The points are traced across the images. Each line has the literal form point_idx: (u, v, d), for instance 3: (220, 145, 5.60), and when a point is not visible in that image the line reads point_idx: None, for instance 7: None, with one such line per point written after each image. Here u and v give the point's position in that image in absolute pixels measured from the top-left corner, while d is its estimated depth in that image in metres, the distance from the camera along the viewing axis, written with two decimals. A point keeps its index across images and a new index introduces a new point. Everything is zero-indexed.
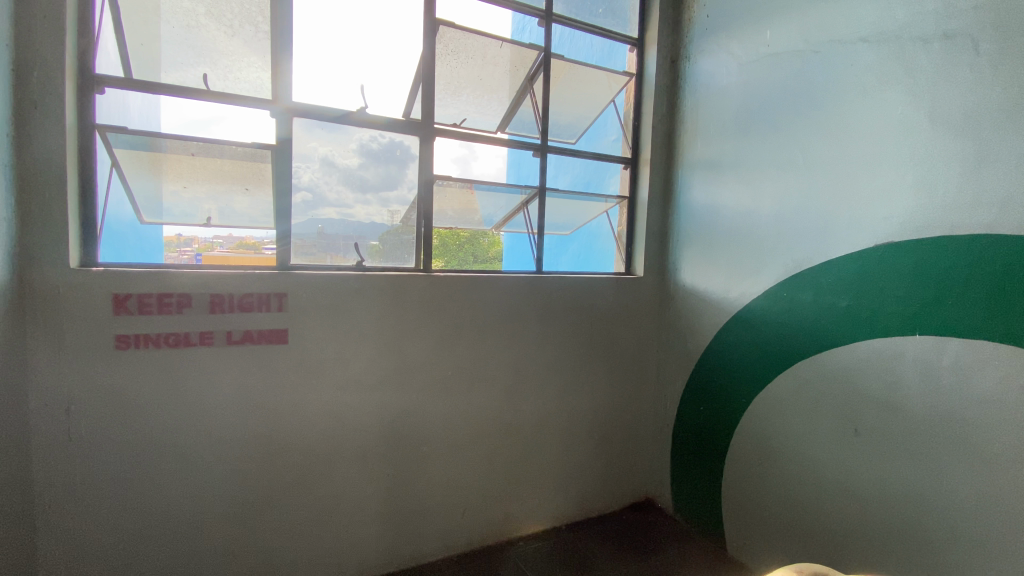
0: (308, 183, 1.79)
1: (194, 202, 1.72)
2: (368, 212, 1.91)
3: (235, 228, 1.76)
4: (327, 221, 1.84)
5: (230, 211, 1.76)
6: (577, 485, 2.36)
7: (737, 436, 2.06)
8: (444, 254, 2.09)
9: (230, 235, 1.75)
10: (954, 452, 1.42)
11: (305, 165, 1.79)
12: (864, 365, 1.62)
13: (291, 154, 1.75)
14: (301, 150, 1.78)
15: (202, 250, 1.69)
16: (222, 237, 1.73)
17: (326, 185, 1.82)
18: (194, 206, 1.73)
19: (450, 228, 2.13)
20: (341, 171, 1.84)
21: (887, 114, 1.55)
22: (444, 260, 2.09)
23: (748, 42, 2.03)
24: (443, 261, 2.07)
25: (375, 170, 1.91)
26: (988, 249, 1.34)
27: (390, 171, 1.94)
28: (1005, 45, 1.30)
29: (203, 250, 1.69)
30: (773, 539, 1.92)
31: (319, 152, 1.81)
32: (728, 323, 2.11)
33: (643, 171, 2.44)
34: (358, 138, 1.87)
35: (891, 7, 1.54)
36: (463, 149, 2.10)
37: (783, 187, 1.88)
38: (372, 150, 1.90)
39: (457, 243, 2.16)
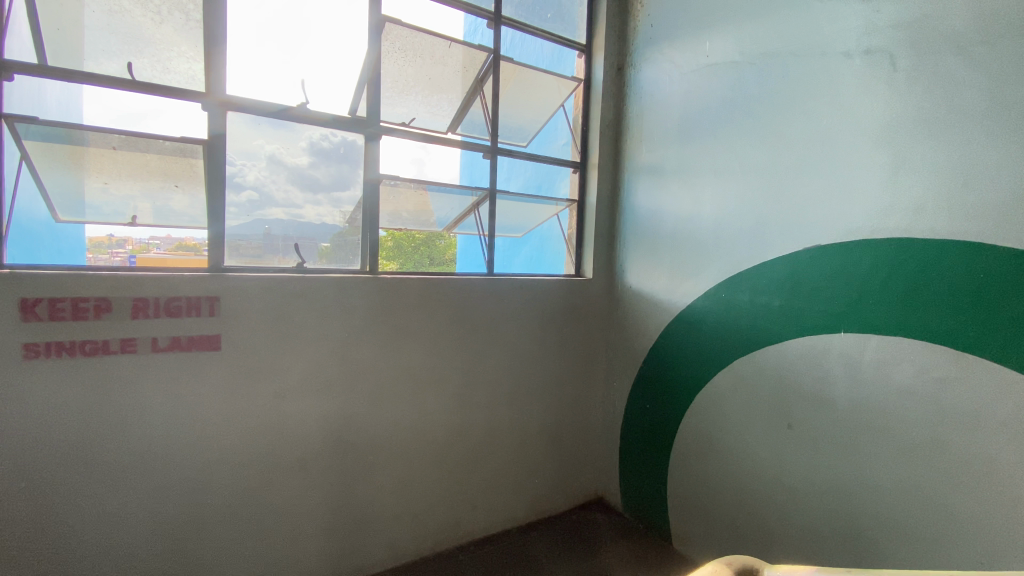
0: (253, 182, 1.71)
1: (125, 200, 1.60)
2: (318, 212, 1.84)
3: (173, 228, 1.64)
4: (274, 221, 1.76)
5: (166, 210, 1.64)
6: (528, 487, 2.36)
7: (681, 433, 2.13)
8: (395, 257, 2.08)
9: (167, 236, 1.64)
10: (877, 441, 1.51)
11: (249, 163, 1.71)
12: (796, 362, 1.71)
13: (234, 152, 1.69)
14: (247, 148, 1.71)
15: (136, 251, 1.59)
16: (158, 238, 1.62)
17: (272, 184, 1.75)
18: (125, 204, 1.60)
19: (404, 229, 2.12)
20: (290, 169, 1.77)
21: (814, 125, 1.65)
22: (399, 262, 2.07)
23: (689, 52, 2.10)
24: (394, 264, 2.05)
25: (326, 169, 1.86)
26: (904, 252, 1.44)
27: (341, 172, 1.89)
28: (916, 63, 1.41)
29: (138, 252, 1.59)
30: (716, 530, 1.99)
31: (265, 149, 1.74)
32: (672, 323, 2.17)
33: (592, 175, 2.48)
34: (307, 136, 1.81)
35: (817, 24, 1.64)
36: (420, 151, 2.08)
37: (721, 192, 1.96)
38: (322, 149, 1.85)
39: (413, 244, 2.15)
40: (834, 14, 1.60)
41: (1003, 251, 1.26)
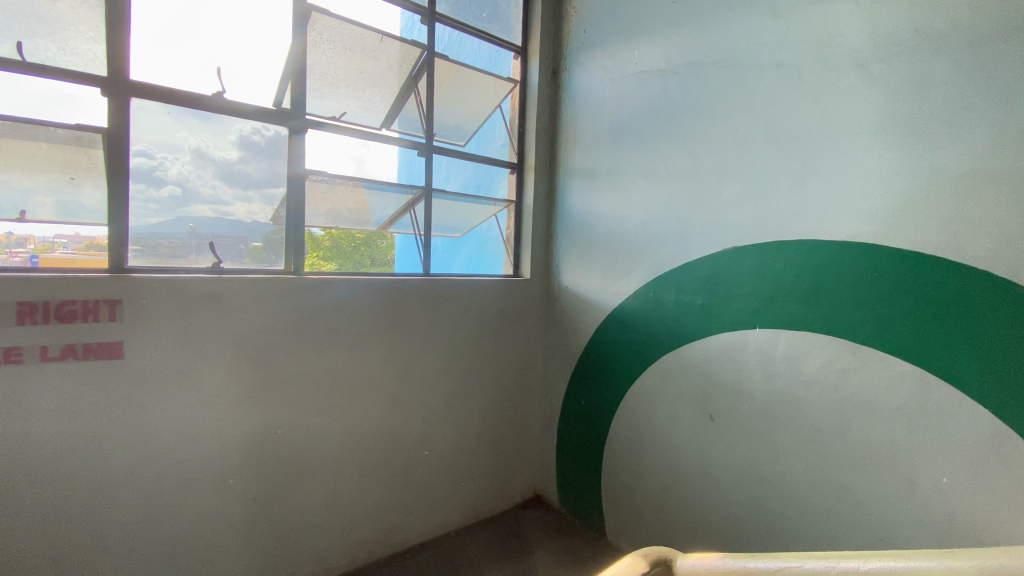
0: (176, 177, 1.60)
1: (25, 193, 1.43)
2: (249, 210, 1.76)
3: (82, 226, 1.49)
4: (200, 219, 1.66)
5: (76, 206, 1.49)
6: (466, 489, 2.34)
7: (614, 429, 2.18)
8: (335, 257, 2.06)
9: (76, 234, 1.49)
10: (788, 429, 1.62)
11: (172, 157, 1.60)
12: (717, 357, 1.80)
13: (153, 145, 1.57)
14: (168, 140, 1.60)
15: (39, 251, 1.44)
16: (65, 236, 1.47)
17: (198, 179, 1.64)
18: (24, 198, 1.43)
19: (343, 229, 2.10)
20: (218, 164, 1.68)
21: (733, 133, 1.74)
22: (337, 262, 2.06)
23: (619, 58, 2.16)
24: (334, 264, 2.04)
25: (257, 164, 1.78)
26: (810, 252, 1.55)
27: (272, 168, 1.81)
28: (820, 78, 1.53)
29: (41, 251, 1.44)
30: (647, 522, 2.06)
31: (190, 142, 1.63)
32: (605, 322, 2.22)
33: (528, 176, 2.49)
34: (237, 129, 1.72)
35: (735, 38, 1.74)
36: (359, 148, 2.03)
37: (649, 195, 2.03)
38: (254, 143, 1.77)
39: (352, 245, 2.15)
40: (750, 29, 1.70)
41: (893, 251, 1.39)
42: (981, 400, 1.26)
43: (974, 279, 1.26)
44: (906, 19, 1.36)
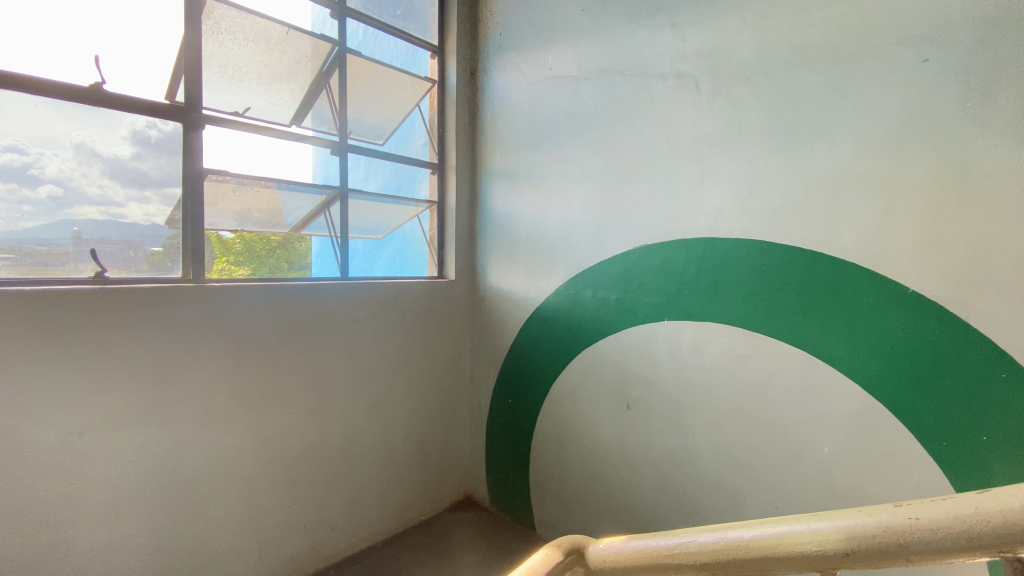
0: (56, 176, 1.46)
1: None
2: (145, 211, 1.61)
3: None
4: (86, 222, 1.51)
5: None
6: (394, 496, 2.29)
7: (540, 424, 2.23)
8: (248, 262, 1.91)
9: None
10: (696, 413, 1.75)
11: (50, 153, 1.45)
12: (632, 349, 1.90)
13: (28, 140, 1.42)
14: (46, 135, 1.44)
15: None
16: None
17: (82, 177, 1.50)
18: None
19: (256, 232, 1.96)
20: (106, 161, 1.54)
21: (640, 138, 1.84)
22: (251, 267, 1.92)
23: (534, 62, 2.21)
24: (246, 269, 1.89)
25: (154, 162, 1.63)
26: (710, 249, 1.68)
27: (169, 165, 1.66)
28: (714, 88, 1.66)
29: None
30: (574, 512, 2.12)
31: (72, 138, 1.48)
32: (529, 320, 2.26)
33: (450, 177, 2.47)
34: (129, 123, 1.58)
35: (639, 48, 1.84)
36: (262, 143, 1.90)
37: (566, 196, 2.09)
38: (148, 139, 1.62)
39: (266, 248, 2.00)
40: (653, 40, 1.80)
41: (779, 246, 1.54)
42: (853, 376, 1.43)
43: (845, 270, 1.43)
44: (785, 37, 1.51)
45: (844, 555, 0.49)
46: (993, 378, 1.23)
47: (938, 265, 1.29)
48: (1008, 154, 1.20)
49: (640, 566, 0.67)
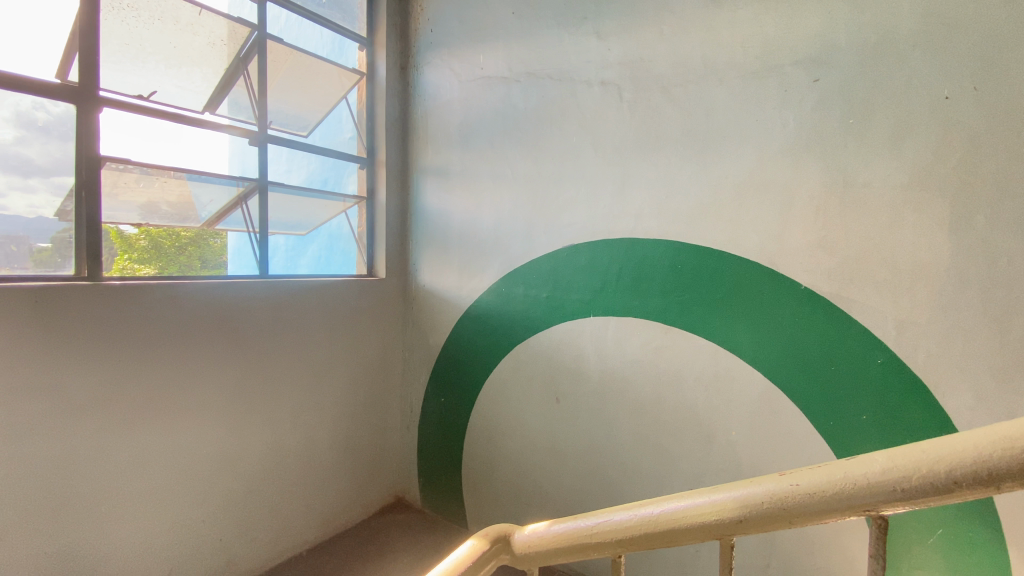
0: None
1: None
2: (29, 202, 1.45)
3: None
4: None
5: None
6: (321, 502, 2.21)
7: (473, 421, 2.24)
8: (152, 260, 1.75)
9: None
10: (620, 404, 1.83)
11: None
12: (560, 345, 1.96)
13: None
14: None
15: None
16: None
17: None
18: None
19: (164, 227, 1.80)
20: None
21: (568, 140, 1.91)
22: (158, 265, 1.76)
23: (465, 61, 2.21)
24: (149, 268, 1.74)
25: (40, 148, 1.47)
26: (633, 248, 1.77)
27: (61, 151, 1.51)
28: (634, 97, 1.75)
29: None
30: (505, 507, 2.15)
31: None
32: (461, 318, 2.26)
33: (379, 173, 2.42)
34: (9, 103, 1.41)
35: (567, 54, 1.90)
36: (170, 130, 1.76)
37: (497, 195, 2.12)
38: (33, 122, 1.46)
39: (177, 245, 1.83)
40: (579, 47, 1.87)
41: (693, 246, 1.65)
42: (757, 365, 1.57)
43: (750, 268, 1.56)
44: (698, 52, 1.62)
45: (737, 522, 0.55)
46: (870, 363, 1.40)
47: (826, 264, 1.45)
48: (882, 166, 1.36)
49: (561, 548, 0.70)
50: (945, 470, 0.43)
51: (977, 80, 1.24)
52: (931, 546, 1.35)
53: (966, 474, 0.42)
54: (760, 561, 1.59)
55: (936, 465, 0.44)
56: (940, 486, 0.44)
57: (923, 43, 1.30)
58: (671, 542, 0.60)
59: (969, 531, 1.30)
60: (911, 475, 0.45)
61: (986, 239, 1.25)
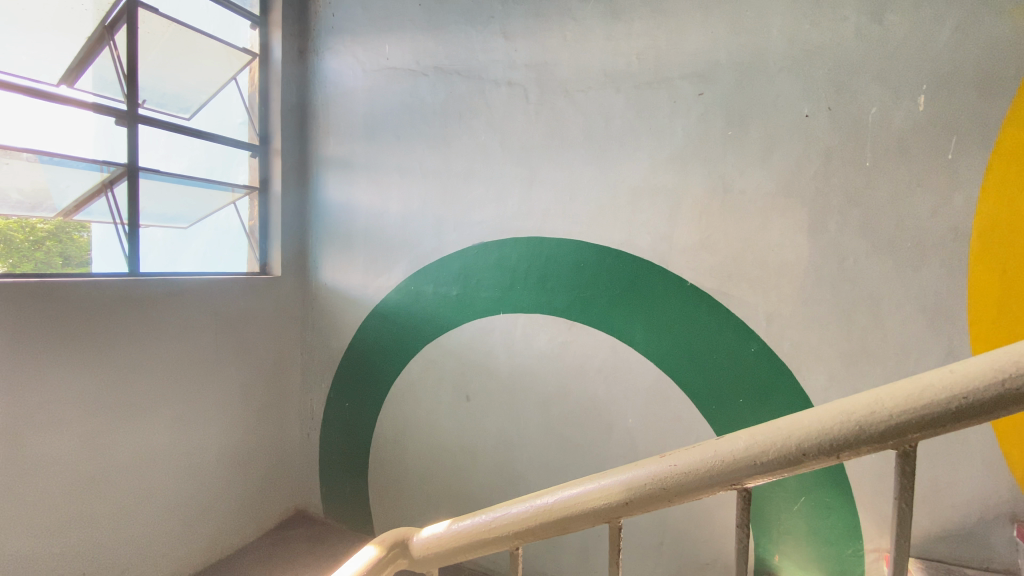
0: None
1: None
2: None
3: None
4: None
5: None
6: (209, 522, 2.01)
7: (380, 424, 2.17)
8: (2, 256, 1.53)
9: None
10: (529, 400, 1.87)
11: None
12: (470, 342, 1.95)
13: None
14: None
15: None
16: None
17: None
18: None
19: (10, 218, 1.58)
20: None
21: (476, 138, 1.90)
22: (6, 261, 1.53)
23: (370, 50, 2.12)
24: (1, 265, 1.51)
25: None
26: (541, 247, 1.81)
27: None
28: (540, 99, 1.79)
29: None
30: (414, 510, 2.11)
31: None
32: (367, 318, 2.17)
33: (275, 162, 2.24)
34: None
35: (475, 51, 1.89)
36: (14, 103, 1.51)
37: (406, 191, 2.06)
38: None
39: (30, 239, 1.62)
40: (486, 45, 1.87)
41: (594, 245, 1.73)
42: (651, 356, 1.67)
43: (644, 266, 1.66)
44: (598, 60, 1.69)
45: (624, 503, 0.58)
46: (745, 351, 1.55)
47: (709, 262, 1.58)
48: (755, 174, 1.51)
49: (460, 546, 0.69)
50: (795, 444, 0.49)
51: (831, 102, 1.42)
52: (796, 513, 1.52)
53: (811, 445, 0.48)
54: (655, 539, 1.70)
55: (788, 439, 0.49)
56: (792, 458, 0.49)
57: (789, 68, 1.46)
58: (565, 530, 0.62)
59: (826, 498, 1.49)
60: (769, 449, 0.50)
61: (837, 241, 1.44)
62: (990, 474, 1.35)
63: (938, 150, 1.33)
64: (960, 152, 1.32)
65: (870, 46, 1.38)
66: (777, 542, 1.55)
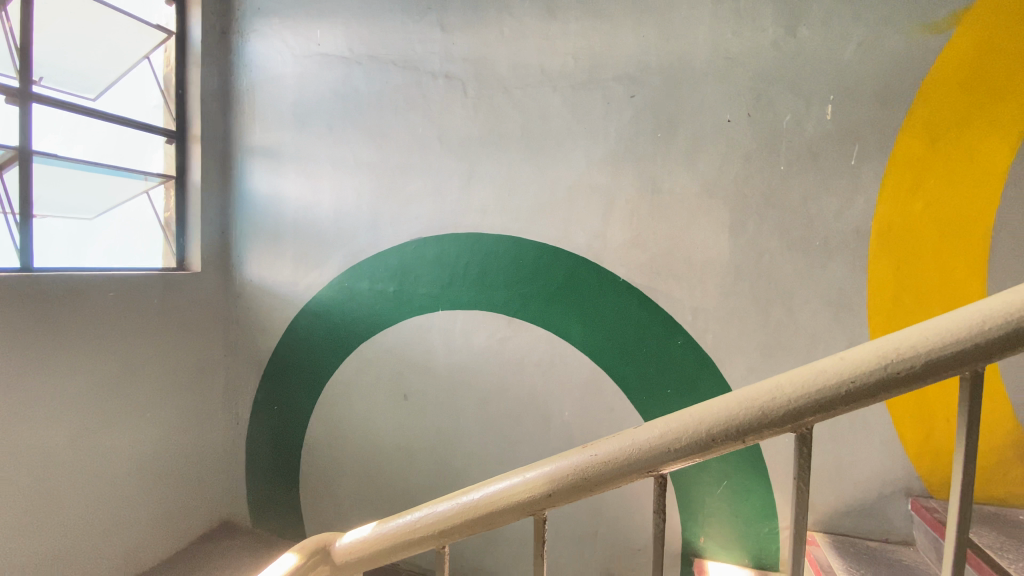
0: None
1: None
2: None
3: None
4: None
5: None
6: (121, 538, 1.85)
7: (312, 426, 2.08)
8: None
9: None
10: (467, 396, 1.86)
11: None
12: (408, 340, 1.91)
13: None
14: None
15: None
16: None
17: None
18: None
19: None
20: None
21: (413, 131, 1.86)
22: None
23: (300, 35, 2.02)
24: None
25: None
26: (479, 243, 1.80)
27: None
28: (478, 94, 1.77)
29: None
30: (349, 514, 2.04)
31: None
32: (298, 316, 2.08)
33: (193, 149, 2.08)
34: None
35: (411, 42, 1.85)
36: None
37: (339, 183, 1.98)
38: None
39: None
40: (423, 37, 1.84)
41: (531, 242, 1.74)
42: (586, 350, 1.71)
43: (579, 261, 1.69)
44: (535, 57, 1.70)
45: (547, 495, 0.58)
46: (672, 343, 1.62)
47: (639, 259, 1.64)
48: (682, 175, 1.58)
49: (385, 549, 0.67)
50: (706, 431, 0.51)
51: (751, 109, 1.51)
52: (719, 496, 1.61)
53: (719, 430, 0.51)
54: (590, 529, 1.74)
55: (699, 426, 0.51)
56: (704, 443, 0.51)
57: (713, 75, 1.53)
58: (490, 525, 0.62)
59: (746, 480, 1.58)
60: (682, 436, 0.52)
61: (755, 239, 1.53)
62: (885, 453, 1.49)
63: (843, 157, 1.45)
64: (861, 158, 1.44)
65: (785, 57, 1.48)
66: (703, 524, 1.63)
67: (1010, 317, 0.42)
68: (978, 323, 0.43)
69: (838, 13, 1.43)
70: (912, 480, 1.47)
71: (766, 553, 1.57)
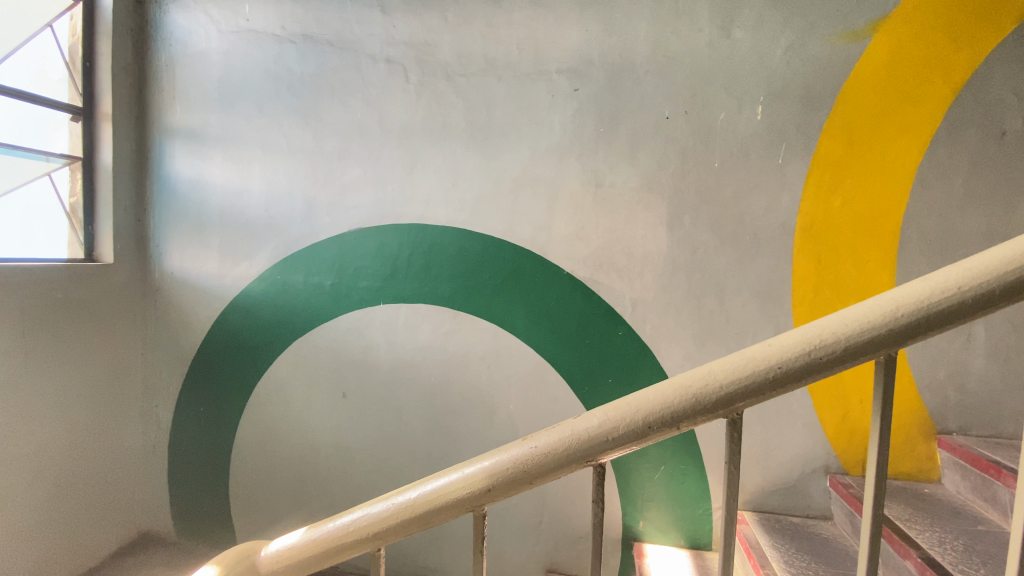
0: None
1: None
2: None
3: None
4: None
5: None
6: (20, 556, 1.67)
7: (243, 427, 1.96)
8: None
9: None
10: (409, 391, 1.81)
11: None
12: (348, 334, 1.84)
13: None
14: None
15: None
16: None
17: None
18: None
19: None
20: None
21: (352, 116, 1.78)
22: None
23: (226, 8, 1.88)
24: None
25: None
26: (422, 234, 1.75)
27: None
28: (420, 80, 1.72)
29: None
30: (285, 517, 1.94)
31: None
32: (226, 311, 1.94)
33: (103, 129, 1.89)
34: None
35: (349, 23, 1.77)
36: None
37: (270, 169, 1.87)
38: None
39: None
40: (362, 18, 1.76)
41: (474, 234, 1.72)
42: (530, 343, 1.71)
43: (523, 254, 1.69)
44: (479, 45, 1.67)
45: (486, 491, 0.56)
46: (613, 334, 1.65)
47: (582, 252, 1.65)
48: (623, 170, 1.61)
49: (317, 555, 0.63)
50: (642, 419, 0.51)
51: (688, 106, 1.56)
52: (657, 481, 1.67)
53: (655, 418, 0.51)
54: (534, 519, 1.75)
55: (635, 415, 0.52)
56: (640, 431, 0.52)
57: (654, 72, 1.57)
58: (428, 524, 0.59)
59: (682, 465, 1.65)
60: (620, 425, 0.52)
61: (690, 233, 1.59)
62: (807, 434, 1.59)
63: (772, 156, 1.53)
64: (788, 158, 1.52)
65: (720, 57, 1.53)
66: (642, 509, 1.68)
67: (920, 305, 0.45)
68: (892, 310, 0.46)
69: (768, 17, 1.50)
70: (830, 458, 1.58)
71: (700, 533, 1.64)
